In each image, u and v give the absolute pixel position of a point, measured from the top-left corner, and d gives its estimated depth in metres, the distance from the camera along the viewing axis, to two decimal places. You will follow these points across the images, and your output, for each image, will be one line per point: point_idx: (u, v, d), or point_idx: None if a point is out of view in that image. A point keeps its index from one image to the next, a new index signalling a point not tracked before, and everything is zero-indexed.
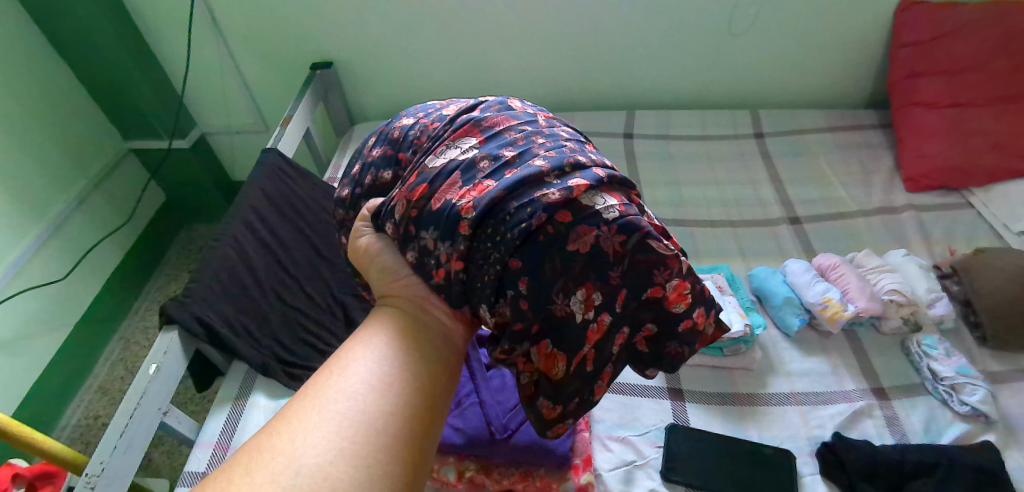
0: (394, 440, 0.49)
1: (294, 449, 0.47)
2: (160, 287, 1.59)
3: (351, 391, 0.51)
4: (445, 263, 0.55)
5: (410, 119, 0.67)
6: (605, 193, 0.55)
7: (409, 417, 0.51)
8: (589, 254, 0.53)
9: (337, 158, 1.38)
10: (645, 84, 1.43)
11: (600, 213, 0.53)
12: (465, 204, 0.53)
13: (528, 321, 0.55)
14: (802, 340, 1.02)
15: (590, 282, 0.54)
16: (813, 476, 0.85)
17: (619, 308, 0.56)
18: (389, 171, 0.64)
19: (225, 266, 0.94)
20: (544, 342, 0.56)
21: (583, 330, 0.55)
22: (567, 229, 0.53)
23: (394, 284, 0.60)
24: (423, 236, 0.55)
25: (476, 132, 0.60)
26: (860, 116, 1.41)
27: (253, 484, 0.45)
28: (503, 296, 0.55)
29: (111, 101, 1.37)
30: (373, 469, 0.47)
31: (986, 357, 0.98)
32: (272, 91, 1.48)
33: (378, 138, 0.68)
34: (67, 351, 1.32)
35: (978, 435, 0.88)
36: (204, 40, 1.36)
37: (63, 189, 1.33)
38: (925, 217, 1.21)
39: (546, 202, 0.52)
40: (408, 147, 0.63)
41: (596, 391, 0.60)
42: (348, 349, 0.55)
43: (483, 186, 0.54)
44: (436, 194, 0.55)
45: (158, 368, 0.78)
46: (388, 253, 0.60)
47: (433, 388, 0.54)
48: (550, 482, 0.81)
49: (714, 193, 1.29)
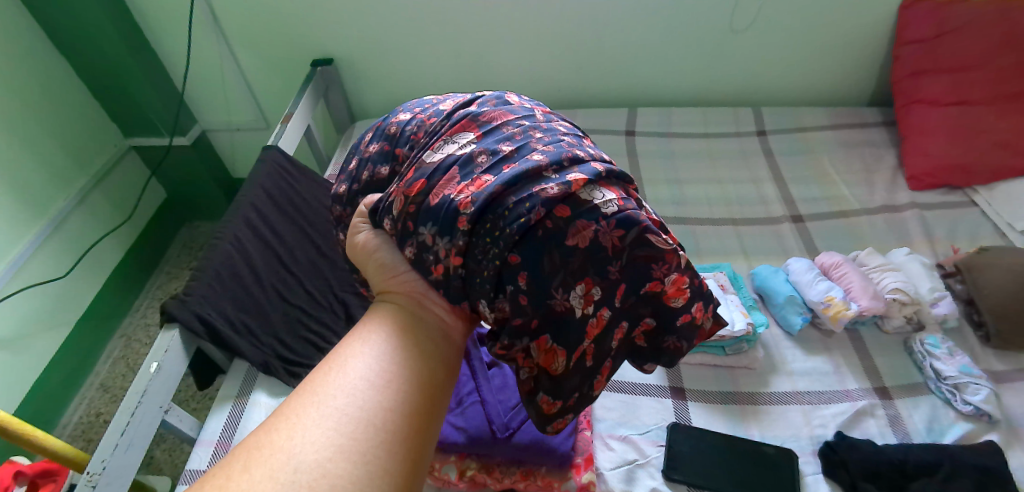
0: (394, 438, 0.49)
1: (292, 445, 0.47)
2: (161, 285, 1.59)
3: (351, 388, 0.51)
4: (444, 259, 0.55)
5: (406, 114, 0.66)
6: (603, 187, 0.55)
7: (409, 414, 0.51)
8: (588, 249, 0.53)
9: (338, 156, 1.37)
10: (647, 82, 1.42)
11: (599, 207, 0.53)
12: (463, 199, 0.53)
13: (528, 317, 0.55)
14: (804, 339, 1.01)
15: (589, 277, 0.54)
16: (815, 476, 0.84)
17: (617, 303, 0.56)
18: (387, 167, 0.64)
19: (225, 263, 0.94)
20: (544, 338, 0.56)
21: (583, 325, 0.55)
22: (566, 224, 0.52)
23: (393, 281, 0.60)
24: (421, 232, 0.55)
25: (474, 127, 0.59)
26: (863, 114, 1.41)
27: (252, 480, 0.45)
28: (502, 292, 0.54)
29: (112, 98, 1.36)
30: (373, 466, 0.47)
31: (989, 356, 0.98)
32: (272, 88, 1.47)
33: (375, 133, 0.68)
34: (69, 348, 1.32)
35: (981, 434, 0.87)
36: (204, 37, 1.36)
37: (64, 187, 1.32)
38: (928, 215, 1.21)
39: (544, 196, 0.52)
40: (405, 142, 0.63)
41: (596, 385, 0.59)
42: (347, 345, 0.55)
43: (482, 181, 0.54)
44: (434, 189, 0.55)
45: (159, 366, 0.78)
46: (387, 249, 0.60)
47: (433, 385, 0.54)
48: (551, 482, 0.81)
49: (716, 191, 1.29)
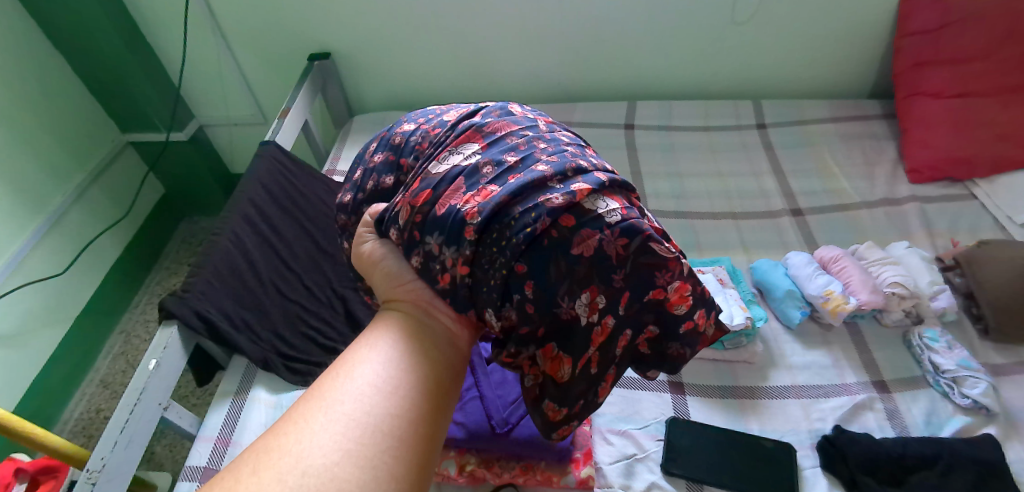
0: (400, 443, 0.49)
1: (301, 449, 0.47)
2: (159, 281, 1.59)
3: (357, 393, 0.51)
4: (450, 268, 0.54)
5: (410, 124, 0.66)
6: (607, 196, 0.55)
7: (416, 419, 0.51)
8: (593, 257, 0.53)
9: (336, 151, 1.37)
10: (647, 73, 1.41)
11: (602, 216, 0.53)
12: (470, 209, 0.53)
13: (535, 325, 0.55)
14: (803, 333, 1.01)
15: (594, 284, 0.53)
16: (813, 469, 0.85)
17: (622, 310, 0.55)
18: (391, 177, 0.63)
19: (224, 259, 0.94)
20: (550, 345, 0.56)
21: (588, 332, 0.55)
22: (571, 233, 0.52)
23: (398, 289, 0.59)
24: (428, 242, 0.55)
25: (478, 138, 0.59)
26: (863, 106, 1.40)
27: (260, 484, 0.45)
28: (508, 300, 0.54)
29: (108, 93, 1.36)
30: (380, 471, 0.47)
31: (988, 350, 0.98)
32: (270, 83, 1.47)
33: (380, 143, 0.68)
34: (69, 344, 1.32)
35: (980, 427, 0.88)
36: (201, 31, 1.35)
37: (62, 183, 1.32)
38: (928, 209, 1.21)
39: (550, 206, 0.52)
40: (410, 152, 0.63)
41: (600, 392, 0.59)
42: (355, 351, 0.55)
43: (487, 191, 0.54)
44: (440, 199, 0.55)
45: (158, 363, 0.78)
46: (393, 258, 0.60)
47: (438, 389, 0.53)
48: (550, 476, 0.82)
49: (716, 185, 1.28)
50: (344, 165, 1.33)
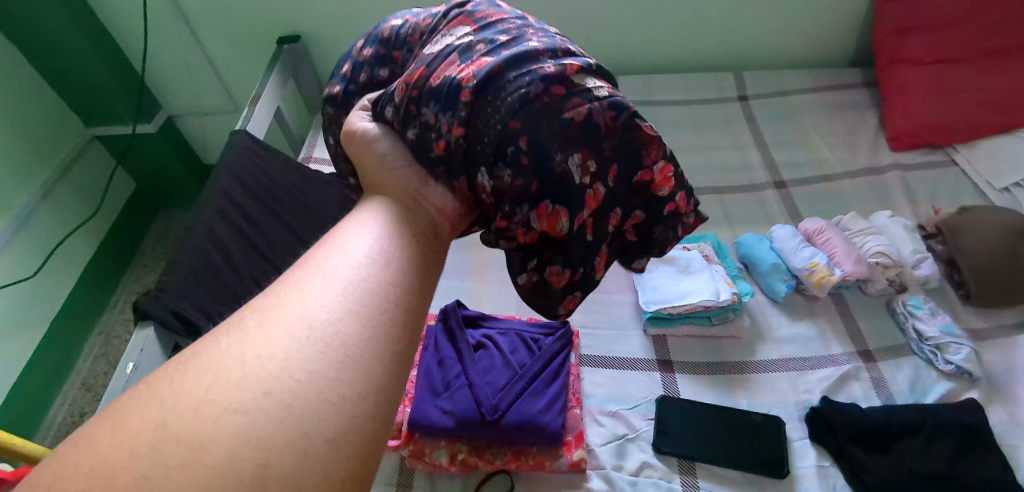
0: (386, 329, 0.39)
1: (262, 333, 0.36)
2: (137, 279, 1.55)
3: (343, 276, 0.40)
4: (447, 135, 0.47)
5: (400, 19, 0.58)
6: (594, 77, 0.49)
7: (409, 314, 0.41)
8: (583, 125, 0.47)
9: (311, 139, 1.33)
10: (628, 48, 1.39)
11: (590, 90, 0.47)
12: (465, 77, 0.46)
13: (528, 180, 0.47)
14: (789, 305, 1.02)
15: (587, 147, 0.47)
16: (802, 441, 0.86)
17: (609, 184, 0.50)
18: (385, 69, 0.57)
19: (199, 256, 0.91)
20: (545, 204, 0.48)
21: (581, 198, 0.48)
22: (561, 102, 0.46)
23: (388, 174, 0.50)
24: (423, 114, 0.48)
25: (470, 23, 0.50)
26: (844, 75, 1.39)
27: (197, 380, 0.33)
28: (502, 159, 0.47)
29: (69, 85, 1.30)
30: (357, 351, 0.36)
31: (970, 315, 0.99)
32: (239, 70, 1.42)
33: (368, 40, 0.59)
34: (46, 347, 1.29)
35: (962, 392, 0.89)
36: (163, 18, 1.29)
37: (26, 182, 1.27)
38: (909, 176, 1.21)
39: (543, 74, 0.46)
40: (402, 45, 0.56)
41: (598, 268, 0.53)
42: (334, 231, 0.45)
43: (482, 62, 0.47)
44: (434, 74, 0.48)
45: (135, 366, 0.76)
46: (386, 141, 0.51)
47: (427, 271, 0.45)
48: (543, 461, 0.82)
49: (699, 160, 1.27)
50: (320, 153, 1.29)
